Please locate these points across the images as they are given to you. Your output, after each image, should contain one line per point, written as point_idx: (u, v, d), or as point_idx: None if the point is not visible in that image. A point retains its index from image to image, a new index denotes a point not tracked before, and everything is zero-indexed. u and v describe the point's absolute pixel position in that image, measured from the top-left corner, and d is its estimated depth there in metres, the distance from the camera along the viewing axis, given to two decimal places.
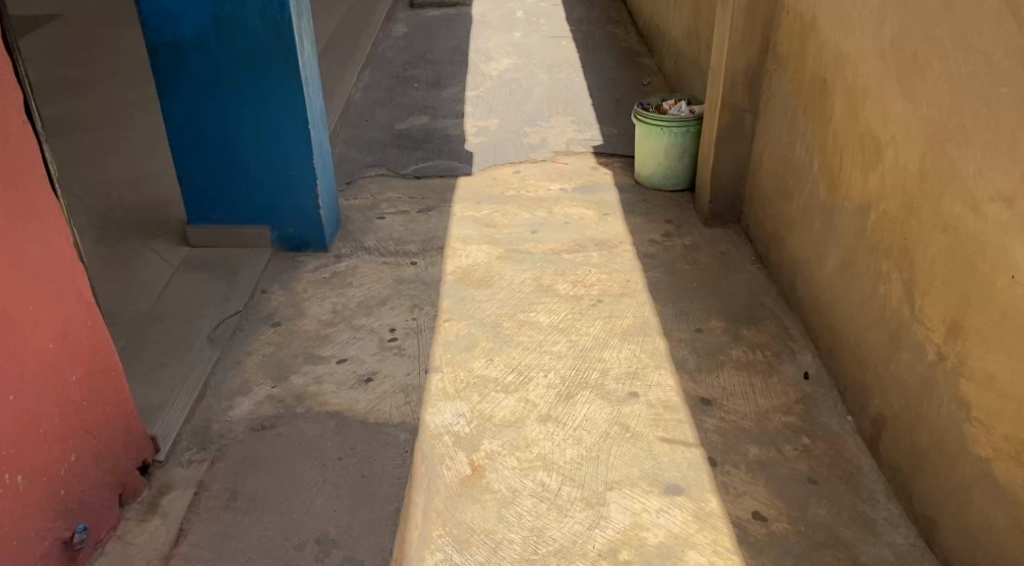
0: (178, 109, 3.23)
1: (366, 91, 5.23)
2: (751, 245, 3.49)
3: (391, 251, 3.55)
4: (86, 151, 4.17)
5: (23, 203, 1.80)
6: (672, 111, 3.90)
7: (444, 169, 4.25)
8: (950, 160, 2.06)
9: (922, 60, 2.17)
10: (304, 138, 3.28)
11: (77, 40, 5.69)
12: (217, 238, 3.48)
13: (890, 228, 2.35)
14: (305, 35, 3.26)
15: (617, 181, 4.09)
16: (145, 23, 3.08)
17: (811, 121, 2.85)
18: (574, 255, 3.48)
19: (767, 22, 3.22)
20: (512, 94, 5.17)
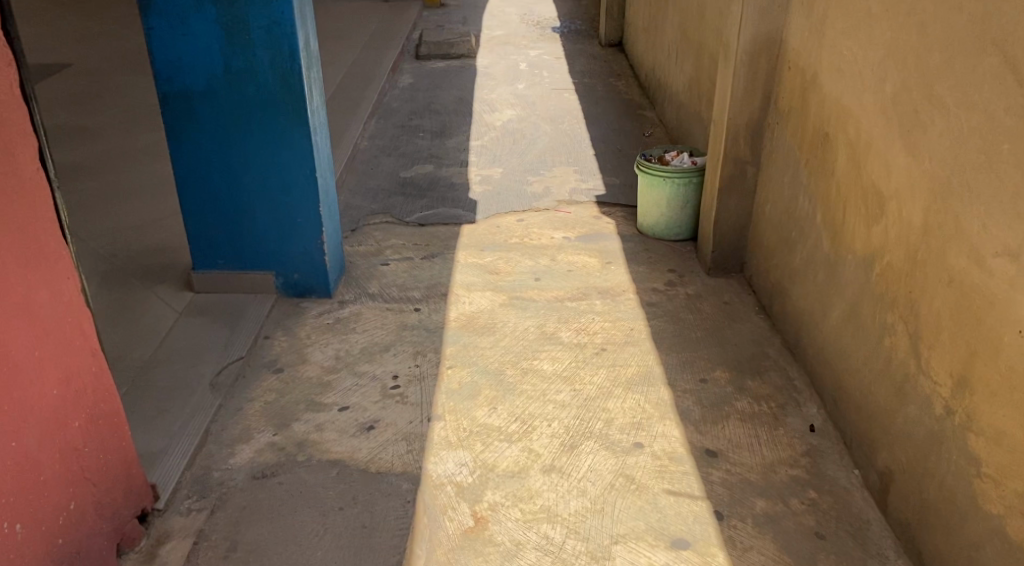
0: (187, 156, 3.27)
1: (372, 139, 5.29)
2: (755, 295, 3.49)
3: (394, 297, 3.55)
4: (93, 196, 4.20)
5: (32, 250, 1.79)
6: (675, 162, 3.94)
7: (448, 216, 4.28)
8: (954, 215, 2.07)
9: (923, 117, 2.20)
10: (311, 186, 3.31)
11: (88, 88, 5.77)
12: (222, 284, 3.49)
13: (894, 280, 2.35)
14: (314, 85, 3.31)
15: (620, 230, 4.11)
16: (157, 72, 3.13)
17: (813, 173, 2.88)
18: (577, 303, 3.49)
19: (768, 77, 3.27)
20: (515, 144, 5.23)
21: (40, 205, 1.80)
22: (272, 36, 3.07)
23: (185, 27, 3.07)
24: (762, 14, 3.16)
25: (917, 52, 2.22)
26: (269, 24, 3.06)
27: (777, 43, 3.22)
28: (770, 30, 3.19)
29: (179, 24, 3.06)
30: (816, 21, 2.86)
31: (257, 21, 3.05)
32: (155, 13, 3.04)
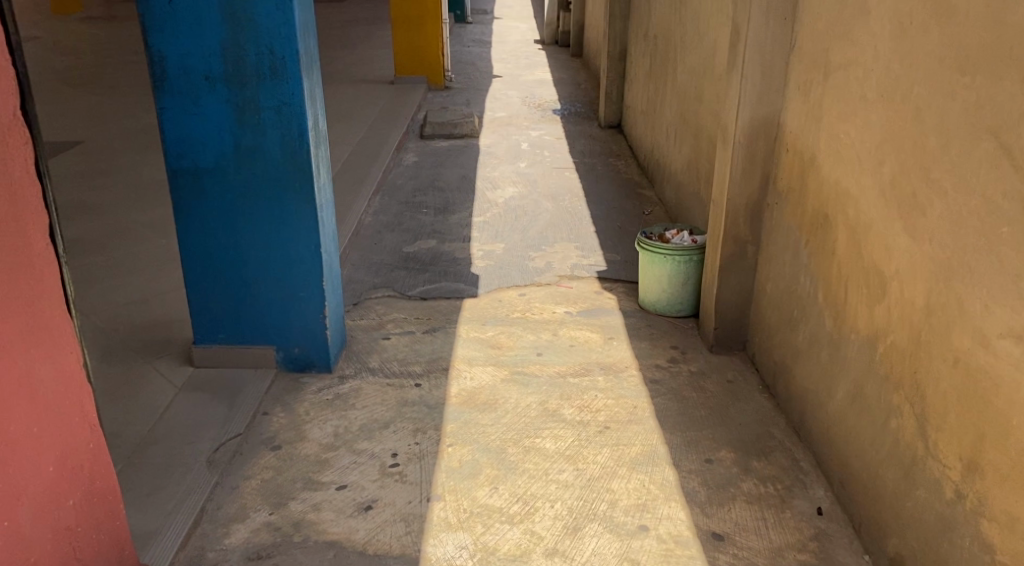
0: (193, 232, 3.29)
1: (375, 215, 5.34)
2: (758, 373, 3.48)
3: (395, 372, 3.53)
4: (97, 271, 4.22)
5: (37, 326, 1.74)
6: (676, 239, 3.98)
7: (449, 291, 4.29)
8: (957, 296, 2.08)
9: (922, 199, 2.23)
10: (315, 261, 3.33)
11: (97, 165, 5.86)
12: (223, 358, 3.47)
13: (898, 361, 2.35)
14: (321, 163, 3.36)
15: (622, 306, 4.12)
16: (168, 150, 3.18)
17: (814, 253, 2.90)
18: (579, 379, 3.47)
19: (767, 158, 3.33)
20: (517, 220, 5.29)
21: (47, 281, 1.77)
22: (282, 115, 3.14)
23: (197, 107, 3.13)
24: (759, 98, 3.24)
25: (914, 136, 2.27)
26: (279, 104, 3.13)
27: (775, 126, 3.28)
28: (767, 113, 3.26)
29: (191, 104, 3.13)
30: (813, 106, 2.93)
31: (268, 101, 3.12)
32: (169, 93, 3.11)
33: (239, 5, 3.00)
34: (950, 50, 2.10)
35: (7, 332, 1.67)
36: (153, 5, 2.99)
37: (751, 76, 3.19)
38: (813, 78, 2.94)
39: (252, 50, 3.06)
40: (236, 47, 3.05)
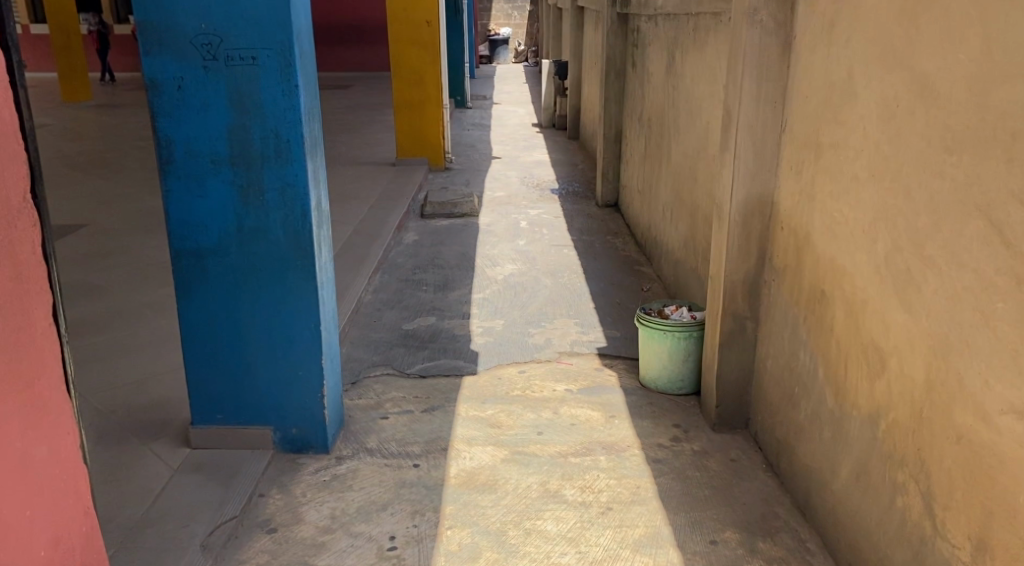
0: (194, 312, 3.31)
1: (375, 293, 5.38)
2: (760, 451, 3.44)
3: (393, 452, 3.50)
4: (97, 351, 4.22)
5: (36, 407, 1.68)
6: (674, 316, 3.99)
7: (449, 368, 4.29)
8: (956, 372, 2.08)
9: (916, 276, 2.25)
10: (314, 341, 3.34)
11: (100, 246, 5.92)
12: (220, 439, 3.44)
13: (901, 438, 2.33)
14: (323, 243, 3.41)
15: (622, 383, 4.11)
16: (171, 231, 3.23)
17: (812, 330, 2.92)
18: (581, 458, 3.43)
19: (762, 236, 3.38)
20: (516, 297, 5.32)
21: (48, 360, 1.71)
22: (285, 197, 3.20)
23: (202, 189, 3.19)
24: (752, 178, 3.30)
25: (905, 214, 2.31)
26: (282, 185, 3.19)
27: (769, 204, 3.34)
28: (761, 192, 3.32)
29: (196, 187, 3.18)
30: (805, 185, 2.99)
31: (271, 183, 3.18)
32: (174, 176, 3.17)
33: (246, 91, 3.09)
34: (936, 131, 2.16)
35: (7, 413, 1.61)
36: (163, 91, 3.08)
37: (744, 156, 3.26)
38: (804, 158, 3.00)
39: (257, 134, 3.13)
40: (241, 131, 3.13)
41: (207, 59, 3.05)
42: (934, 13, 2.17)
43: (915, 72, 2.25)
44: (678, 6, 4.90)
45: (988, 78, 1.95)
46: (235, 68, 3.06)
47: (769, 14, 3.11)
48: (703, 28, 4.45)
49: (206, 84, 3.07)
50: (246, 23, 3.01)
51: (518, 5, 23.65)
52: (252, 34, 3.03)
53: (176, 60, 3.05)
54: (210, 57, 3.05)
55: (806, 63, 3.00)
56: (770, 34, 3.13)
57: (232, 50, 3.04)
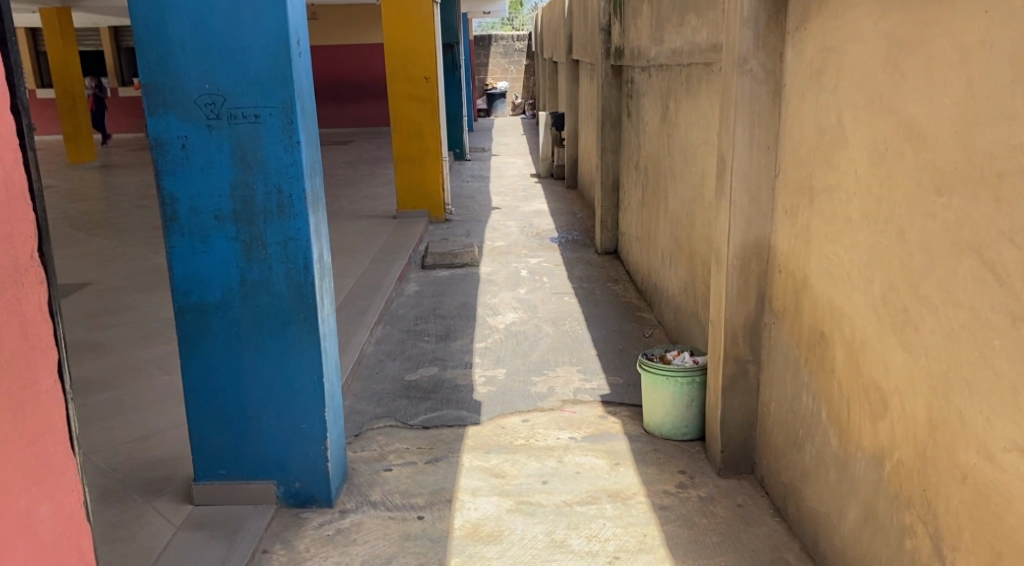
0: (197, 367, 3.32)
1: (378, 344, 5.39)
2: (767, 496, 3.42)
3: (397, 505, 3.48)
4: (101, 409, 4.22)
5: (40, 464, 1.68)
6: (676, 362, 4.00)
7: (452, 418, 4.28)
8: (957, 410, 2.09)
9: (913, 315, 2.27)
10: (317, 393, 3.34)
11: (104, 304, 5.96)
12: (223, 495, 3.42)
13: (907, 479, 2.32)
14: (325, 295, 3.43)
15: (627, 430, 4.09)
16: (175, 287, 3.26)
17: (814, 372, 2.92)
18: (586, 507, 3.41)
19: (760, 279, 3.40)
20: (518, 345, 5.33)
21: (53, 417, 1.72)
22: (288, 251, 3.23)
23: (206, 245, 3.23)
24: (748, 222, 3.33)
25: (900, 255, 2.33)
26: (285, 239, 3.23)
27: (766, 248, 3.37)
28: (758, 236, 3.36)
29: (199, 243, 3.22)
30: (801, 228, 3.02)
31: (274, 237, 3.22)
32: (179, 233, 3.21)
33: (249, 148, 3.15)
34: (926, 173, 2.20)
35: (8, 470, 1.61)
36: (168, 150, 3.14)
37: (740, 201, 3.31)
38: (798, 201, 3.04)
39: (260, 190, 3.18)
40: (245, 187, 3.18)
41: (210, 118, 3.12)
42: (917, 59, 2.22)
43: (902, 116, 2.29)
44: (670, 57, 5.00)
45: (973, 120, 2.00)
46: (238, 126, 3.13)
47: (758, 63, 3.18)
48: (695, 78, 4.53)
49: (209, 142, 3.13)
50: (249, 83, 3.08)
51: (514, 58, 24.05)
52: (255, 93, 3.09)
53: (180, 120, 3.11)
54: (214, 116, 3.11)
55: (796, 110, 3.06)
56: (760, 82, 3.19)
57: (235, 109, 3.11)
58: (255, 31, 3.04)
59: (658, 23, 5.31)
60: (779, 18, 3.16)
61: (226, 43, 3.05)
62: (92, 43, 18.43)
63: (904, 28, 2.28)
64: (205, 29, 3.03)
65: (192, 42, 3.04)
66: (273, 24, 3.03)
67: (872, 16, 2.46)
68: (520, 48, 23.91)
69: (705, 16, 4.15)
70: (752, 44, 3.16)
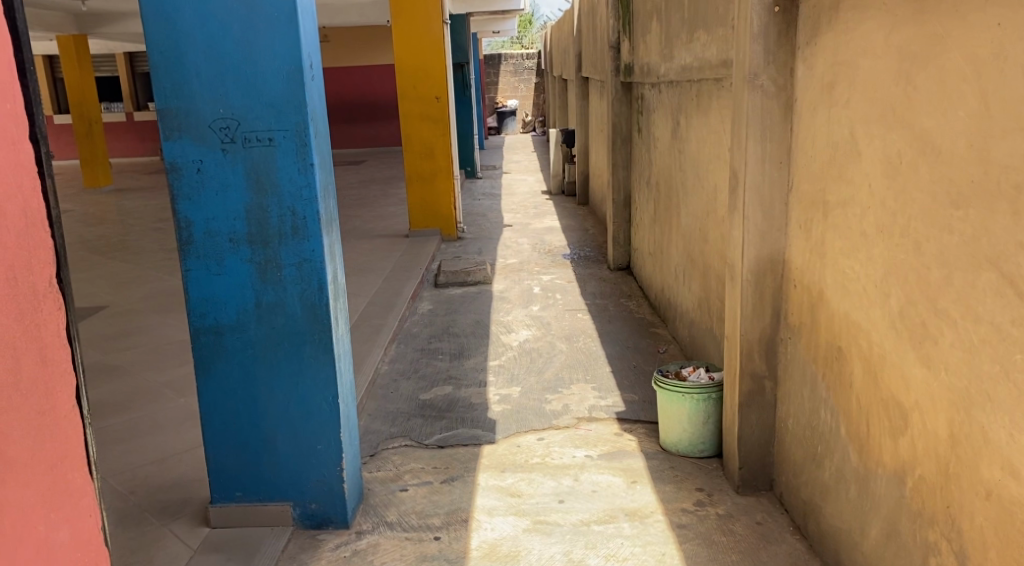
0: (213, 390, 3.33)
1: (392, 362, 5.40)
2: (787, 513, 3.38)
3: (414, 525, 3.47)
4: (118, 432, 4.24)
5: (59, 489, 1.69)
6: (692, 378, 3.98)
7: (467, 438, 4.26)
8: (979, 426, 2.06)
9: (932, 329, 2.25)
10: (332, 414, 3.34)
11: (121, 327, 6.00)
12: (239, 517, 3.42)
13: (929, 495, 2.30)
14: (340, 314, 3.44)
15: (643, 447, 4.07)
16: (191, 310, 3.27)
17: (832, 387, 2.90)
18: (604, 526, 3.38)
19: (775, 295, 3.38)
20: (532, 362, 5.32)
21: (71, 442, 1.73)
22: (302, 271, 3.25)
23: (221, 267, 3.24)
24: (762, 237, 3.32)
25: (917, 268, 2.32)
26: (300, 260, 3.24)
27: (780, 264, 3.36)
28: (772, 251, 3.34)
29: (214, 265, 3.24)
30: (815, 243, 3.01)
31: (289, 259, 3.23)
32: (194, 256, 3.23)
33: (262, 171, 3.17)
34: (941, 186, 2.19)
35: (28, 495, 1.61)
36: (183, 174, 3.16)
37: (753, 217, 3.30)
38: (812, 216, 3.03)
39: (275, 212, 3.20)
40: (259, 210, 3.20)
41: (225, 142, 3.14)
42: (929, 73, 2.22)
43: (917, 129, 2.29)
44: (680, 73, 5.00)
45: (988, 132, 1.99)
46: (253, 149, 3.15)
47: (769, 78, 3.17)
48: (706, 93, 4.53)
49: (224, 166, 3.16)
50: (263, 106, 3.11)
51: (524, 76, 24.13)
52: (268, 117, 3.12)
53: (195, 144, 3.14)
54: (228, 140, 3.14)
55: (809, 125, 3.05)
56: (771, 97, 3.19)
57: (249, 133, 3.13)
58: (268, 55, 3.07)
59: (668, 39, 5.32)
60: (789, 33, 3.15)
61: (240, 67, 3.07)
62: (108, 68, 18.64)
63: (916, 41, 2.28)
64: (218, 54, 3.06)
65: (206, 68, 3.07)
66: (286, 49, 3.06)
67: (883, 30, 2.45)
68: (530, 66, 24.03)
69: (714, 32, 4.16)
70: (763, 59, 3.16)
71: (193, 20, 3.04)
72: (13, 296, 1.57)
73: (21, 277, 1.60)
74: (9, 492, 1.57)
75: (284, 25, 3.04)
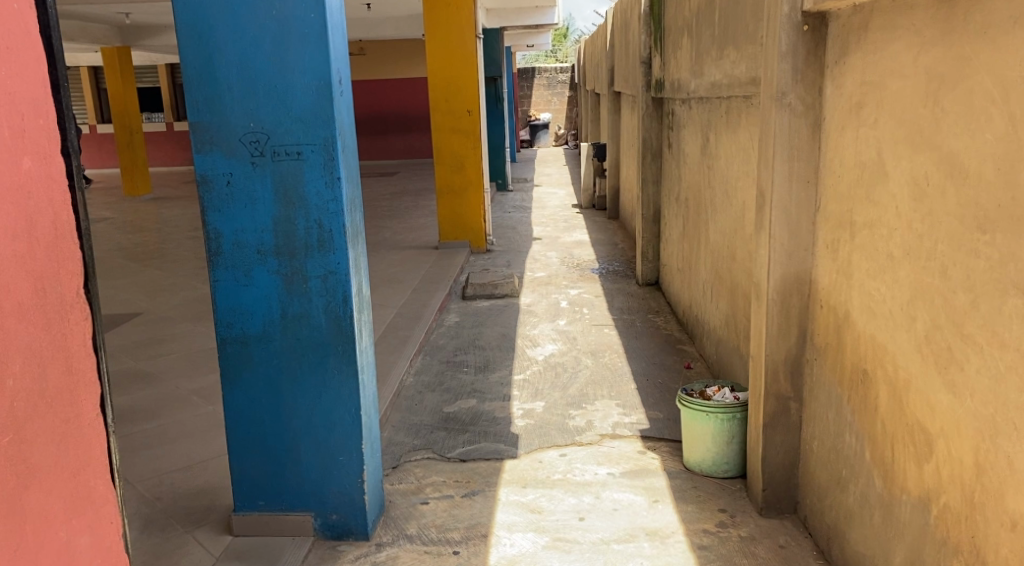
0: (239, 398, 3.37)
1: (417, 374, 5.42)
2: (811, 537, 3.33)
3: (433, 539, 3.47)
4: (146, 438, 4.31)
5: (81, 497, 1.72)
6: (717, 397, 3.94)
7: (489, 451, 4.27)
8: (1005, 455, 2.02)
9: (957, 355, 2.22)
10: (354, 425, 3.36)
11: (154, 334, 6.10)
12: (262, 526, 3.46)
13: (954, 525, 2.25)
14: (364, 326, 3.46)
15: (666, 466, 4.04)
16: (218, 320, 3.32)
17: (857, 411, 2.86)
18: (624, 545, 3.36)
19: (802, 315, 3.34)
20: (557, 377, 5.31)
21: (95, 450, 1.76)
22: (328, 284, 3.27)
23: (249, 278, 3.28)
24: (789, 257, 3.29)
25: (943, 293, 2.28)
26: (325, 273, 3.27)
27: (807, 284, 3.32)
28: (798, 271, 3.31)
29: (242, 276, 3.28)
30: (842, 263, 2.97)
31: (314, 271, 3.27)
32: (222, 266, 3.27)
33: (291, 184, 3.21)
34: (968, 210, 2.16)
35: (51, 500, 1.64)
36: (212, 187, 3.22)
37: (780, 236, 3.27)
38: (839, 236, 3.00)
39: (301, 225, 3.24)
40: (286, 222, 3.24)
41: (255, 155, 3.19)
42: (957, 95, 2.20)
43: (944, 150, 2.26)
44: (710, 90, 4.99)
45: (1016, 157, 1.96)
46: (281, 163, 3.19)
47: (796, 97, 3.15)
48: (735, 110, 4.52)
49: (254, 179, 3.21)
50: (292, 121, 3.15)
51: (557, 90, 24.28)
52: (297, 131, 3.16)
53: (225, 157, 3.20)
54: (258, 153, 3.19)
55: (836, 144, 3.02)
56: (799, 116, 3.16)
57: (279, 147, 3.18)
58: (298, 71, 3.11)
59: (698, 56, 5.30)
60: (818, 52, 3.13)
61: (271, 83, 3.12)
62: (150, 80, 18.98)
63: (944, 63, 2.25)
64: (251, 69, 3.12)
65: (238, 83, 3.13)
66: (316, 64, 3.11)
67: (911, 51, 2.43)
68: (563, 80, 24.17)
69: (743, 49, 4.15)
70: (791, 78, 3.14)
71: (227, 35, 3.10)
72: (41, 306, 1.61)
73: (49, 287, 1.63)
74: (33, 498, 1.59)
75: (315, 41, 3.09)
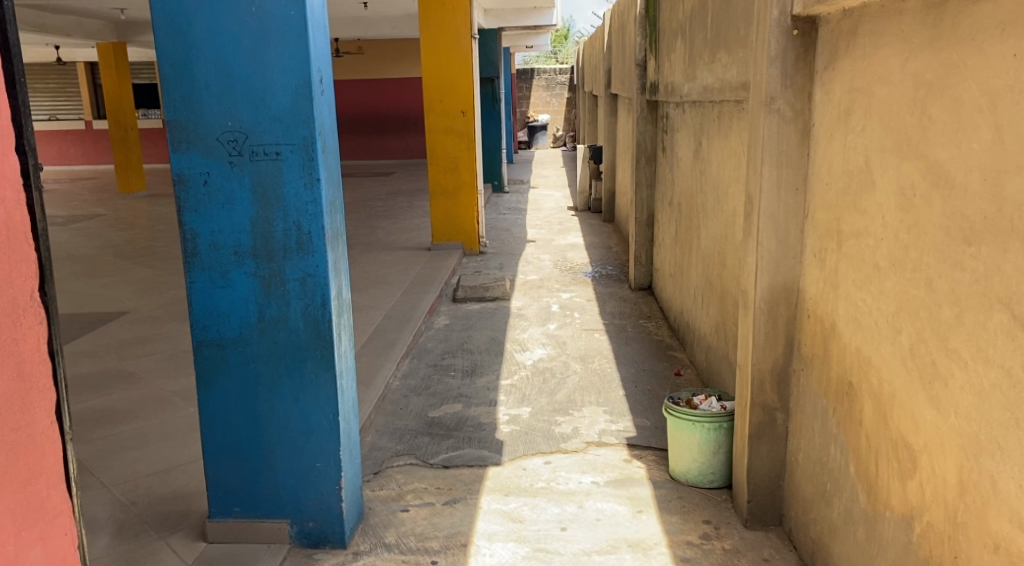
0: (215, 402, 3.30)
1: (404, 378, 5.35)
2: (795, 550, 3.27)
3: (411, 548, 3.41)
4: (123, 441, 4.24)
5: (32, 507, 1.65)
6: (703, 406, 3.87)
7: (473, 458, 4.20)
8: (988, 474, 1.96)
9: (942, 370, 2.16)
10: (331, 432, 3.29)
11: (140, 334, 6.04)
12: (238, 532, 3.39)
13: (937, 543, 2.19)
14: (343, 330, 3.40)
15: (651, 476, 3.98)
16: (194, 321, 3.25)
17: (842, 424, 2.80)
18: (605, 557, 3.30)
19: (789, 325, 3.28)
20: (544, 383, 5.25)
21: (48, 460, 1.69)
22: (306, 287, 3.21)
23: (225, 280, 3.22)
24: (776, 265, 3.23)
25: (928, 306, 2.23)
26: (303, 275, 3.20)
27: (795, 293, 3.26)
28: (786, 279, 3.25)
29: (219, 278, 3.22)
30: (829, 273, 2.91)
31: (293, 274, 3.20)
32: (199, 268, 3.21)
33: (269, 185, 3.14)
34: (954, 221, 2.10)
35: None
36: (189, 186, 3.16)
37: (767, 244, 3.21)
38: (826, 245, 2.94)
39: (280, 226, 3.17)
40: (265, 223, 3.17)
41: (232, 155, 3.13)
42: (945, 103, 2.13)
43: (930, 160, 2.20)
44: (702, 93, 4.93)
45: (1002, 168, 1.90)
46: (260, 163, 3.13)
47: (785, 102, 3.09)
48: (726, 114, 4.47)
49: (230, 178, 3.14)
50: (271, 120, 3.09)
51: (556, 92, 24.25)
52: (277, 131, 3.10)
53: (203, 156, 3.13)
54: (235, 153, 3.13)
55: (825, 152, 2.97)
56: (788, 123, 3.11)
57: (257, 146, 3.11)
58: (277, 69, 3.05)
59: (691, 60, 5.24)
60: (807, 57, 3.07)
61: (249, 82, 3.06)
62: (147, 76, 18.92)
63: (931, 70, 2.20)
64: (229, 67, 3.06)
65: (215, 81, 3.07)
66: (295, 64, 3.04)
67: (899, 58, 2.38)
68: (562, 82, 24.13)
69: (735, 53, 4.09)
70: (780, 83, 3.08)
71: (206, 32, 3.04)
72: None
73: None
74: None
75: (295, 39, 3.02)
